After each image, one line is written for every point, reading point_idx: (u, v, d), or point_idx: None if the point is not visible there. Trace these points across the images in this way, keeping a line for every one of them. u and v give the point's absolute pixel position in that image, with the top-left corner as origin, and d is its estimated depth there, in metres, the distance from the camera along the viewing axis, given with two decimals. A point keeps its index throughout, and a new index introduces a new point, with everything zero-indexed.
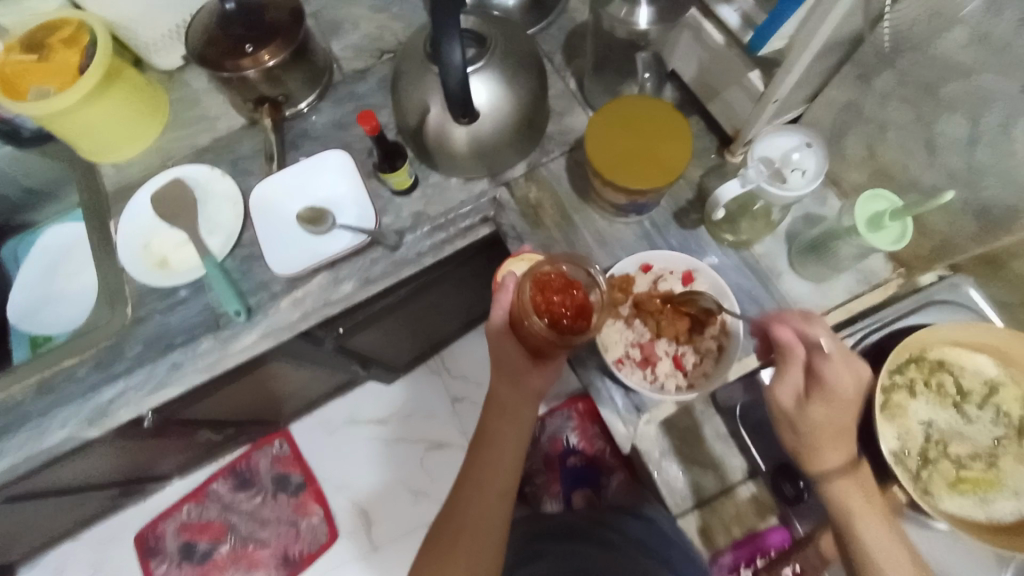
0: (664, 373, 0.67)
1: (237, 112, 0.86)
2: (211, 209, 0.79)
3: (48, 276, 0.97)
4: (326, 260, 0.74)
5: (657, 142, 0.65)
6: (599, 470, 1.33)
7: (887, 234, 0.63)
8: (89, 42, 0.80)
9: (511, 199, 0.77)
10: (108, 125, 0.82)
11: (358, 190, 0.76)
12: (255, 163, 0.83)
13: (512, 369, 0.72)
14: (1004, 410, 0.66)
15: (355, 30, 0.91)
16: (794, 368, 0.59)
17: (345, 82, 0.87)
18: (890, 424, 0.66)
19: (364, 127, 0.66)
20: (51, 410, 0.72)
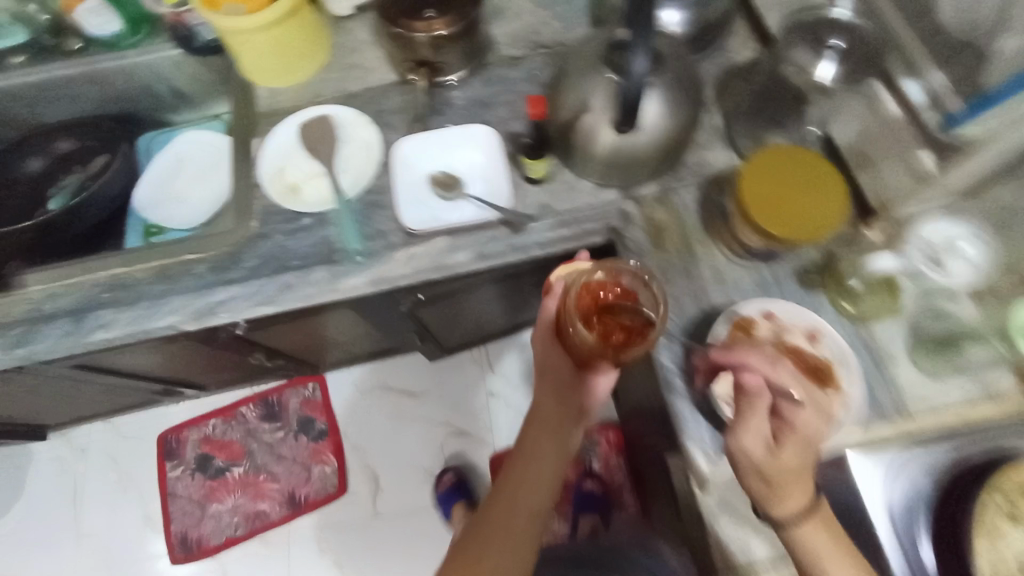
0: None
1: (391, 69, 0.89)
2: (348, 151, 0.82)
3: (171, 177, 1.02)
4: (447, 226, 0.75)
5: (812, 196, 0.65)
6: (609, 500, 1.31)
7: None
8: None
9: (638, 215, 0.77)
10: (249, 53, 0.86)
11: (494, 169, 0.78)
12: (397, 119, 0.85)
13: (560, 381, 0.77)
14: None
15: (517, 18, 0.93)
16: (761, 410, 0.60)
17: (497, 64, 0.89)
18: (984, 549, 0.60)
19: (531, 110, 0.76)
20: (159, 298, 0.74)
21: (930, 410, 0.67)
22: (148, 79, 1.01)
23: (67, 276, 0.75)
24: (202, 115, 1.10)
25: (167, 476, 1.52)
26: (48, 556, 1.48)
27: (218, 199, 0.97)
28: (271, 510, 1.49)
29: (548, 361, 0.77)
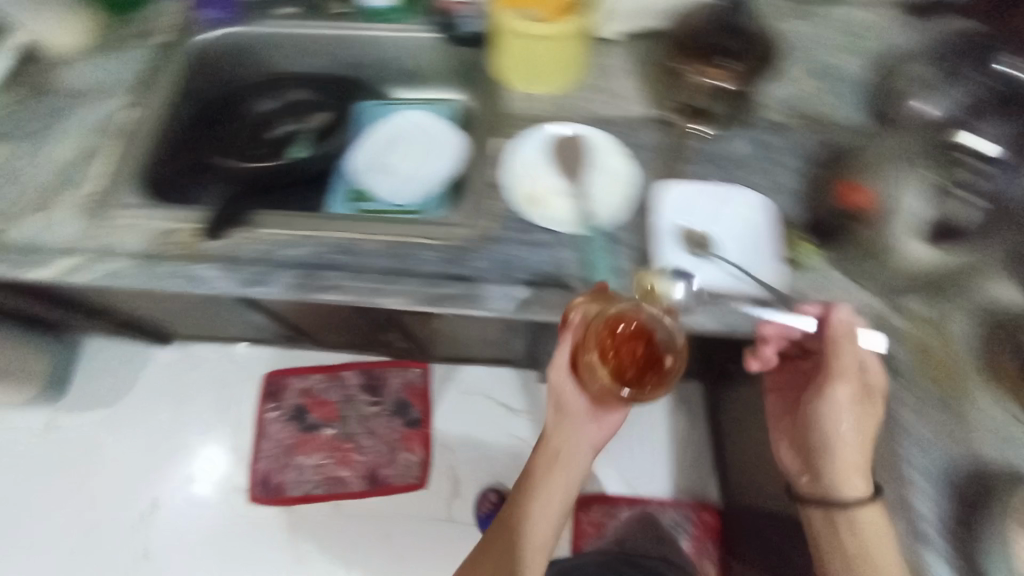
0: None
1: (649, 104, 0.86)
2: (597, 178, 0.79)
3: (386, 149, 1.02)
4: (708, 290, 0.71)
5: None
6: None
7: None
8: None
9: (902, 331, 0.70)
10: (508, 53, 0.85)
11: (753, 238, 0.74)
12: (647, 157, 0.82)
13: (563, 403, 0.81)
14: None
15: (792, 80, 0.86)
16: (855, 381, 0.69)
17: (762, 126, 0.83)
18: None
19: (857, 198, 0.72)
20: (390, 278, 0.75)
21: None
22: (387, 52, 1.01)
23: (313, 230, 0.77)
24: (426, 96, 1.08)
25: (264, 416, 1.55)
26: (133, 458, 1.50)
27: (433, 187, 0.97)
28: (352, 480, 1.50)
29: (559, 388, 0.79)
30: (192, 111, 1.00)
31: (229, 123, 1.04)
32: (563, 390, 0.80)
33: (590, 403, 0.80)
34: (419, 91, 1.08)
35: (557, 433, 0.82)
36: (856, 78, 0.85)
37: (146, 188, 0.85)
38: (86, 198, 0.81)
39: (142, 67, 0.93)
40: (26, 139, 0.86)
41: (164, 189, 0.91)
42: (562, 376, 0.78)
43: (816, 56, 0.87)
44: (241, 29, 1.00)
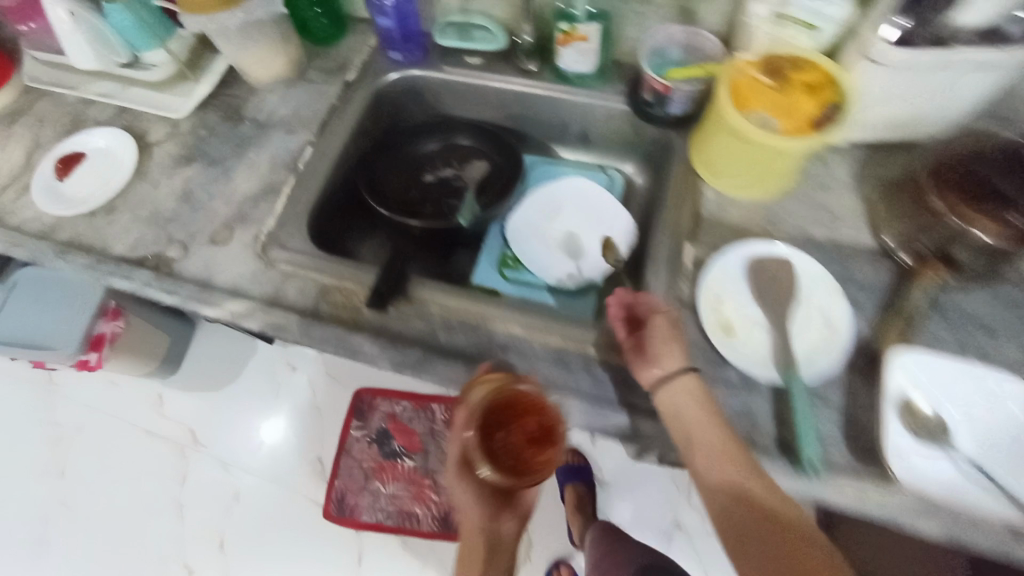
0: None
1: (874, 234, 0.74)
2: (806, 319, 0.69)
3: (552, 218, 0.94)
4: (950, 501, 0.58)
5: None
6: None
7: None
8: (835, 104, 0.66)
9: None
10: (722, 151, 0.75)
11: (1007, 440, 0.60)
12: (868, 297, 0.70)
13: (462, 479, 0.72)
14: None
15: None
16: (693, 378, 0.62)
17: (1013, 287, 0.70)
18: None
19: None
20: (557, 389, 0.68)
21: None
22: (567, 116, 0.95)
23: (485, 317, 0.72)
24: (594, 162, 1.00)
25: (348, 433, 1.42)
26: (223, 446, 1.41)
27: (591, 275, 0.89)
28: (424, 519, 1.36)
29: (460, 473, 0.72)
30: (363, 147, 0.96)
31: (394, 161, 0.99)
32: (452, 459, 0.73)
33: (482, 494, 0.72)
34: (589, 158, 1.01)
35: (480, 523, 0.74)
36: None
37: (314, 231, 0.84)
38: (261, 237, 0.81)
39: (328, 105, 0.92)
40: (216, 165, 0.88)
41: (323, 223, 0.86)
42: (456, 460, 0.72)
43: None
44: (424, 70, 0.96)
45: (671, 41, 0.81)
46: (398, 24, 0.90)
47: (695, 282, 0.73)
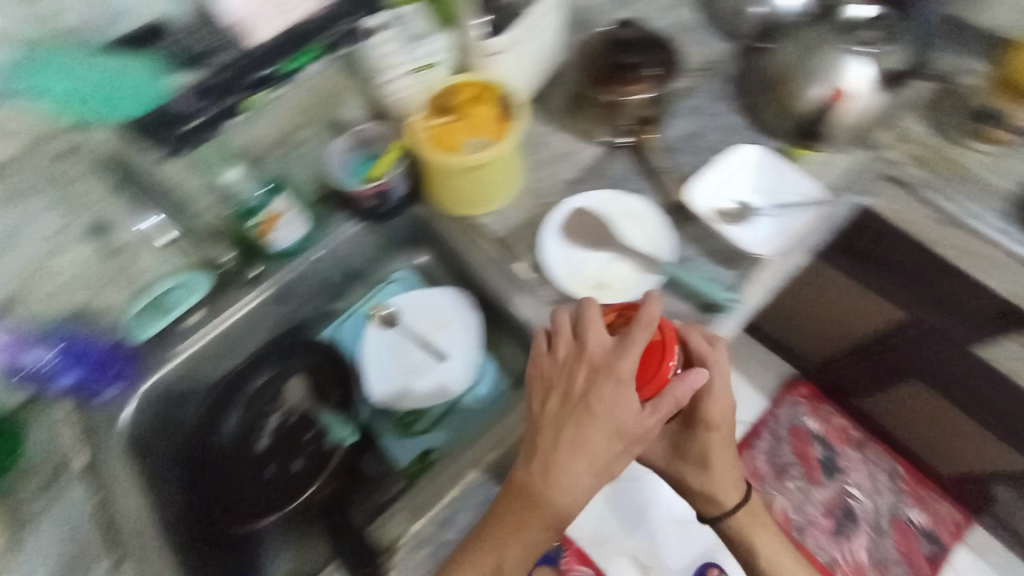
0: None
1: (593, 143, 0.88)
2: (628, 227, 0.79)
3: (395, 356, 0.87)
4: (785, 237, 0.76)
5: None
6: (909, 541, 1.32)
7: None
8: (499, 93, 0.78)
9: (895, 156, 0.84)
10: (467, 189, 0.80)
11: (770, 177, 0.80)
12: (633, 180, 0.85)
13: (572, 400, 0.63)
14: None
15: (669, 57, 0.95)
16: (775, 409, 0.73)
17: (680, 99, 0.92)
18: None
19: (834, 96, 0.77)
20: None
21: None
22: (321, 274, 0.87)
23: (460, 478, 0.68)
24: (376, 280, 0.95)
25: None
26: None
27: (475, 357, 0.86)
28: None
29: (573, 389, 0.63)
30: (182, 489, 0.78)
31: (205, 475, 0.77)
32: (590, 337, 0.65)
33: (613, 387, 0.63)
34: (370, 281, 0.95)
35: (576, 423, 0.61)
36: (696, 24, 0.98)
37: None
38: None
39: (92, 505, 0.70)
40: None
41: None
42: (607, 339, 0.65)
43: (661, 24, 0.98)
44: (155, 377, 0.78)
45: (342, 158, 0.83)
46: (81, 370, 0.72)
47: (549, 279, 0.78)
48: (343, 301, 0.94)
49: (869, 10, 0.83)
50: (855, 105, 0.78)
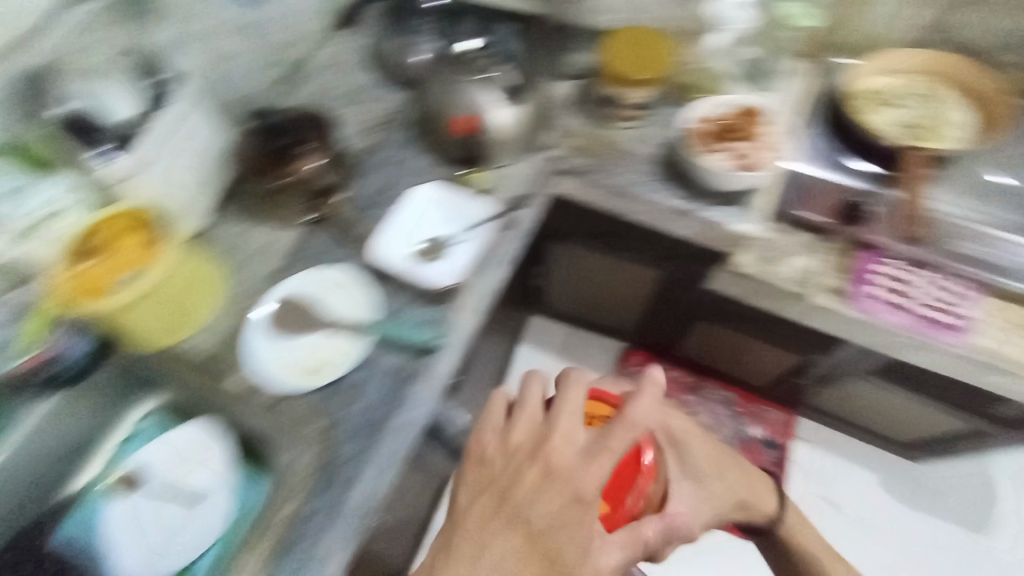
0: (761, 156, 0.77)
1: (287, 225, 0.85)
2: (330, 300, 0.77)
3: (146, 513, 0.74)
4: (474, 260, 0.78)
5: (651, 45, 0.87)
6: (758, 455, 1.47)
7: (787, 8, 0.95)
8: (143, 217, 0.72)
9: (558, 148, 0.89)
10: (149, 322, 0.74)
11: (450, 207, 0.82)
12: (335, 250, 0.83)
13: (545, 459, 0.70)
14: (934, 93, 0.94)
15: (347, 118, 0.95)
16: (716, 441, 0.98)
17: (368, 154, 0.92)
18: (870, 125, 0.92)
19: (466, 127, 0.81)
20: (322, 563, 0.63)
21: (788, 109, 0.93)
22: (25, 467, 0.77)
23: None
24: (109, 446, 0.83)
25: None
26: None
27: (234, 462, 0.75)
28: None
29: (569, 439, 0.71)
30: None
31: None
32: (561, 429, 0.72)
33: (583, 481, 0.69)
34: (100, 449, 0.83)
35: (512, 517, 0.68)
36: (367, 79, 0.99)
37: None
38: None
39: None
40: None
41: None
42: (578, 432, 0.72)
43: (332, 89, 0.98)
44: None
45: None
46: None
47: (266, 383, 0.73)
48: (73, 484, 0.81)
49: (473, 44, 0.94)
50: (500, 121, 0.82)
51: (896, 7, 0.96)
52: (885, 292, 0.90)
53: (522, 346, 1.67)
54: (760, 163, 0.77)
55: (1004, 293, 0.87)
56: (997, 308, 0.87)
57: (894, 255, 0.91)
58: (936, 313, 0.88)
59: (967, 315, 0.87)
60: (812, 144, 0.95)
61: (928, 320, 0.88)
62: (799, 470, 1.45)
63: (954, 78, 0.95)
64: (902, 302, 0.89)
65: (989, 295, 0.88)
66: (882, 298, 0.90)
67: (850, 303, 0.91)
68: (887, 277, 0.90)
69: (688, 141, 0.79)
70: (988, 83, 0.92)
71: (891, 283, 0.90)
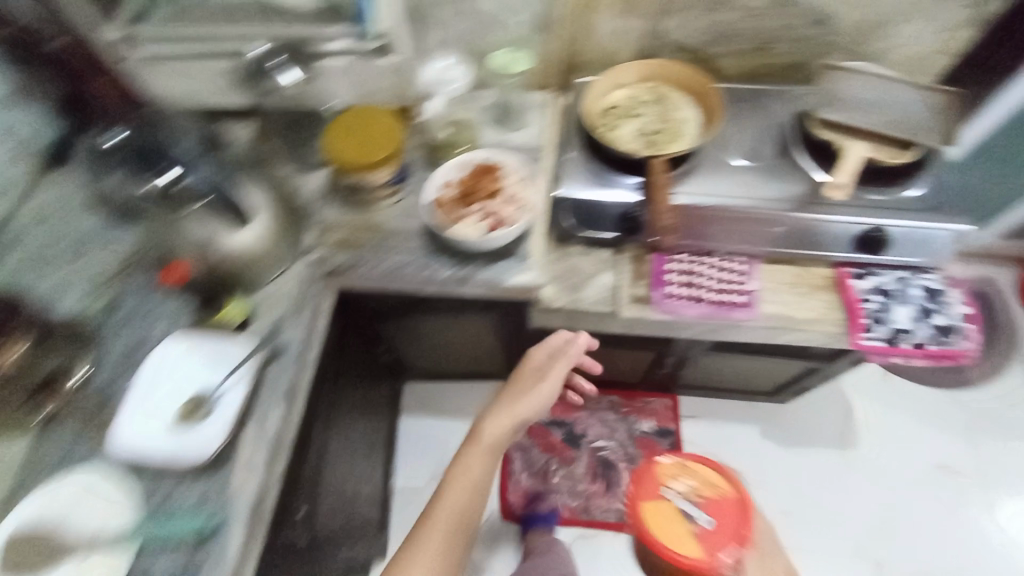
0: (509, 210, 0.76)
1: (7, 437, 0.70)
2: (75, 516, 0.64)
3: None
4: (239, 409, 0.69)
5: (373, 128, 0.84)
6: (654, 448, 1.51)
7: (496, 61, 0.97)
8: None
9: (326, 249, 0.85)
10: None
11: (204, 357, 0.73)
12: (75, 449, 0.69)
13: (535, 373, 0.94)
14: (660, 97, 1.00)
15: (69, 281, 0.81)
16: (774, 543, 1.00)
17: (101, 317, 0.78)
18: (616, 140, 0.95)
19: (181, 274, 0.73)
20: None
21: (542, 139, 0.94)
22: None
23: None
24: None
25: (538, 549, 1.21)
26: None
27: None
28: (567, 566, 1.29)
29: (541, 372, 0.93)
30: None
31: None
32: (522, 402, 0.89)
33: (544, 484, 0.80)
34: None
35: (514, 405, 0.88)
36: (88, 228, 0.86)
37: None
38: None
39: None
40: None
41: None
42: (554, 382, 0.91)
43: (46, 251, 0.84)
44: None
45: None
46: None
47: None
48: None
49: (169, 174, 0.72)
50: (241, 231, 0.75)
51: (604, 32, 1.02)
52: (679, 287, 0.95)
53: (406, 421, 1.58)
54: (514, 218, 0.76)
55: (774, 260, 0.96)
56: (771, 274, 0.96)
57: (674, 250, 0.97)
58: (726, 296, 0.93)
59: (751, 290, 0.93)
60: (574, 172, 0.97)
61: (721, 305, 0.93)
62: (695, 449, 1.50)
63: (670, 76, 1.00)
64: (695, 294, 0.94)
65: (764, 263, 0.96)
66: (677, 293, 0.94)
67: (654, 308, 0.94)
68: (674, 272, 0.96)
69: (437, 218, 0.77)
70: (695, 76, 0.98)
71: (682, 280, 0.95)
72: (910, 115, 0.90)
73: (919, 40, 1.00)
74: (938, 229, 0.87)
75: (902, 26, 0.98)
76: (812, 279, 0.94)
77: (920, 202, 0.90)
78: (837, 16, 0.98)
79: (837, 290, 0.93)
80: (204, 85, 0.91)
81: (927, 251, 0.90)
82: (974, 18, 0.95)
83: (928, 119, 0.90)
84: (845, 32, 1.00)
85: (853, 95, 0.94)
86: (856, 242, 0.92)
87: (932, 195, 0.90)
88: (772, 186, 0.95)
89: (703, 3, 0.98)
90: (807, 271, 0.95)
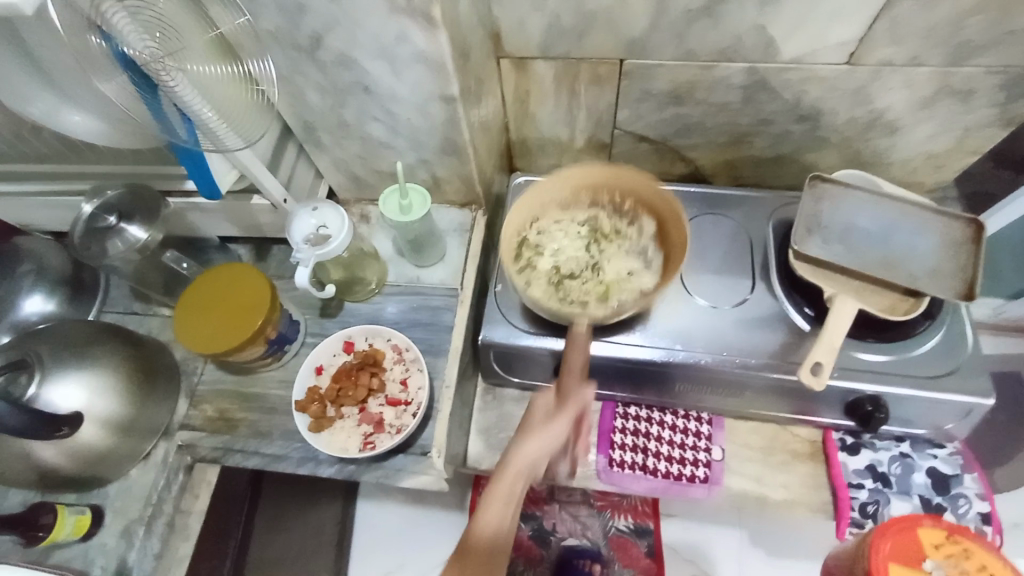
0: (396, 418, 0.66)
1: None
2: None
3: None
4: None
5: (234, 294, 0.69)
6: (629, 554, 1.00)
7: (391, 209, 0.68)
8: None
9: (196, 429, 0.73)
10: None
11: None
12: None
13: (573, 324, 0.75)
14: (603, 229, 0.75)
15: None
16: None
17: None
18: (531, 280, 0.72)
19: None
20: None
21: (460, 274, 0.77)
22: None
23: None
24: None
25: None
26: None
27: None
28: None
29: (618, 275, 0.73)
30: None
31: None
32: (522, 450, 0.59)
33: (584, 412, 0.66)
34: None
35: (516, 454, 0.59)
36: None
37: None
38: None
39: None
40: None
41: None
42: (564, 425, 0.60)
43: None
44: None
45: None
46: None
47: None
48: None
49: (34, 303, 0.76)
50: (65, 442, 0.64)
51: (546, 124, 0.85)
52: (627, 450, 0.80)
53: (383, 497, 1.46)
54: (397, 424, 0.66)
55: (740, 417, 0.81)
56: (737, 436, 0.81)
57: (621, 400, 0.82)
58: (682, 468, 0.79)
59: (713, 459, 0.79)
60: (499, 309, 0.77)
61: (674, 479, 0.78)
62: (679, 557, 0.99)
63: (632, 192, 0.75)
64: (645, 464, 0.80)
65: (731, 420, 0.82)
66: (626, 456, 0.80)
67: (597, 477, 0.80)
68: (618, 424, 0.82)
69: (310, 430, 0.65)
70: (666, 200, 0.72)
71: (630, 443, 0.81)
72: (914, 254, 0.71)
73: (946, 134, 0.76)
74: (951, 403, 0.68)
75: (920, 123, 0.75)
76: (791, 445, 0.79)
77: (929, 366, 0.70)
78: (831, 112, 0.76)
79: (823, 462, 0.78)
80: (63, 214, 0.78)
81: (934, 427, 0.75)
82: (1018, 113, 0.72)
83: (936, 263, 0.70)
84: (845, 127, 0.78)
85: (843, 220, 0.73)
86: (845, 409, 0.74)
87: (944, 355, 0.71)
88: (740, 329, 0.75)
89: (657, 98, 0.78)
90: (781, 435, 0.80)
